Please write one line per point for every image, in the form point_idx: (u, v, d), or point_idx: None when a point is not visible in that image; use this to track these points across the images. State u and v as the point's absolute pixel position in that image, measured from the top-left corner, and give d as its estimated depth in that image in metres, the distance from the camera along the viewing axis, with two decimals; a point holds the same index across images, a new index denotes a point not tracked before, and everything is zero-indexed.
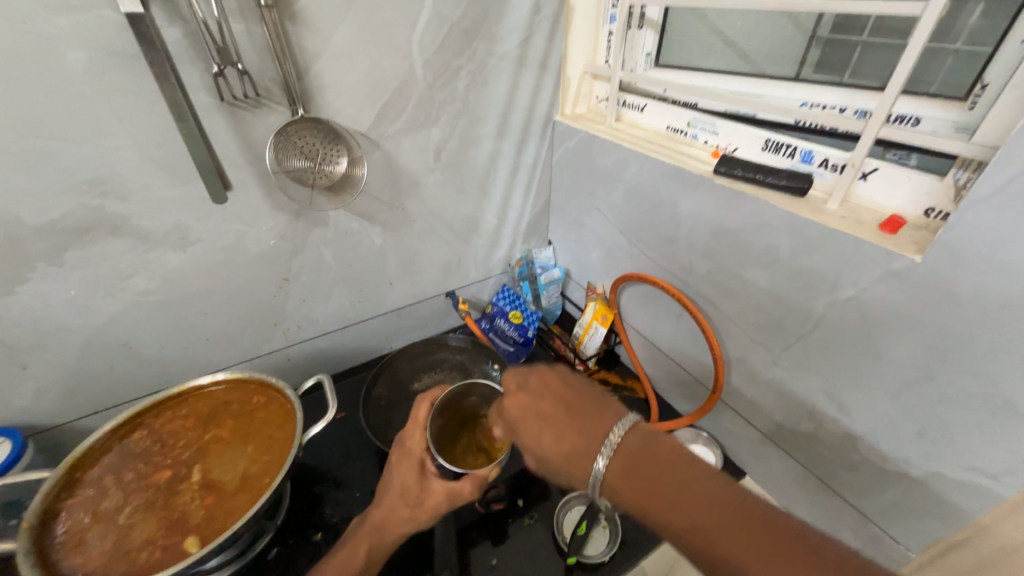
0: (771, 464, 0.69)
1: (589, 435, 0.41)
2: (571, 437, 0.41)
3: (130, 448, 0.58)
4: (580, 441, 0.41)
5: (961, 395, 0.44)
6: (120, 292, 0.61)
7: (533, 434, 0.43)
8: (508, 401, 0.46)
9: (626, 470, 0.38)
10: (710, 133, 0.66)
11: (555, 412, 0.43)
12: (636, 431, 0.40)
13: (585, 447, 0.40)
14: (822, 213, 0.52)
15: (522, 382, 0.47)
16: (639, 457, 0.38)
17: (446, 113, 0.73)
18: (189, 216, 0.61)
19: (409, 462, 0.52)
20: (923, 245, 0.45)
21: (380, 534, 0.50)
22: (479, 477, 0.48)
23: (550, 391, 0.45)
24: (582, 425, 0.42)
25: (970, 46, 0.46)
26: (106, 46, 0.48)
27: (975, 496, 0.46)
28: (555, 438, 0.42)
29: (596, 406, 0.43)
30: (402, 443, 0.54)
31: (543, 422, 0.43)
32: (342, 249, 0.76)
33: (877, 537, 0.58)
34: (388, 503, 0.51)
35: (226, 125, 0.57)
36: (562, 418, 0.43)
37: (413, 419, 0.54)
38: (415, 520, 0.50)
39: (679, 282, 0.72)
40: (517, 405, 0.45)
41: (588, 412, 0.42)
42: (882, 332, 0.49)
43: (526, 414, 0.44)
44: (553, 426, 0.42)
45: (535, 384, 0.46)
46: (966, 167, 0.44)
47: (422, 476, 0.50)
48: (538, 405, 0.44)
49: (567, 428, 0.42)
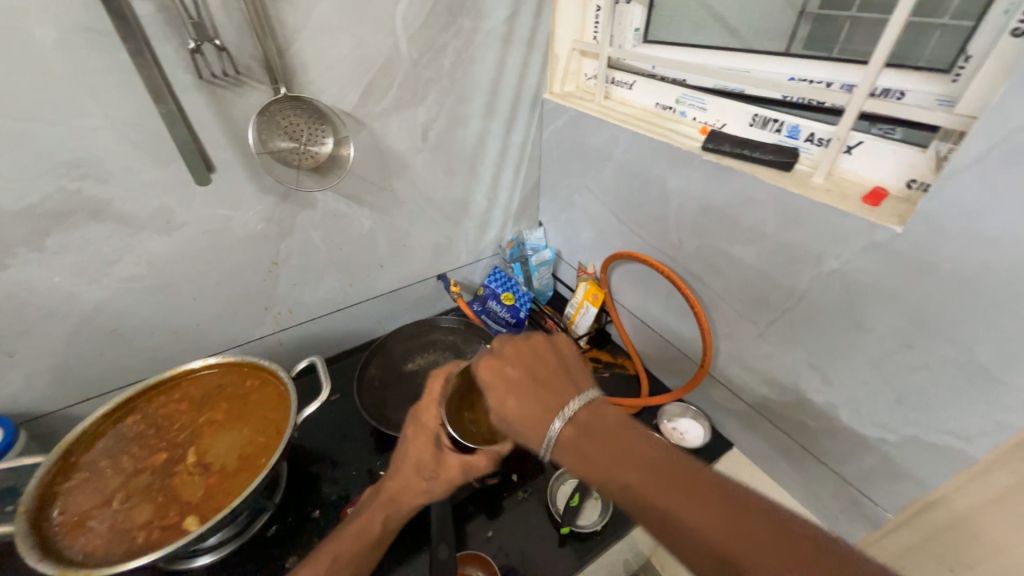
0: (756, 434, 0.72)
1: (549, 405, 0.41)
2: (534, 404, 0.41)
3: (124, 432, 0.58)
4: (542, 408, 0.41)
5: (937, 362, 0.46)
6: (105, 278, 0.61)
7: (497, 397, 0.43)
8: (479, 363, 0.46)
9: (579, 440, 0.38)
10: (699, 109, 0.66)
11: (522, 379, 0.43)
12: (592, 404, 0.41)
13: (545, 416, 0.40)
14: (807, 186, 0.53)
15: (496, 346, 0.47)
16: (591, 428, 0.39)
17: (433, 92, 0.72)
18: (173, 199, 0.60)
19: (423, 436, 0.50)
20: (905, 216, 0.46)
21: (395, 506, 0.50)
22: (494, 452, 0.47)
23: (521, 359, 0.45)
24: (546, 394, 0.42)
25: (956, 20, 0.46)
26: (75, 20, 0.46)
27: (948, 458, 0.48)
28: (518, 402, 0.42)
29: (562, 380, 0.43)
30: (418, 418, 0.52)
31: (510, 387, 0.43)
32: (330, 232, 0.75)
33: (857, 500, 0.60)
34: (403, 476, 0.50)
35: (207, 104, 0.56)
36: (528, 386, 0.43)
37: (427, 394, 0.52)
38: (430, 491, 0.49)
39: (668, 260, 0.73)
40: (487, 368, 0.45)
41: (551, 384, 0.43)
42: (864, 303, 0.50)
43: (495, 376, 0.44)
44: (519, 391, 0.42)
45: (508, 351, 0.46)
46: (947, 139, 0.45)
47: (437, 451, 0.49)
48: (508, 370, 0.44)
49: (532, 397, 0.42)
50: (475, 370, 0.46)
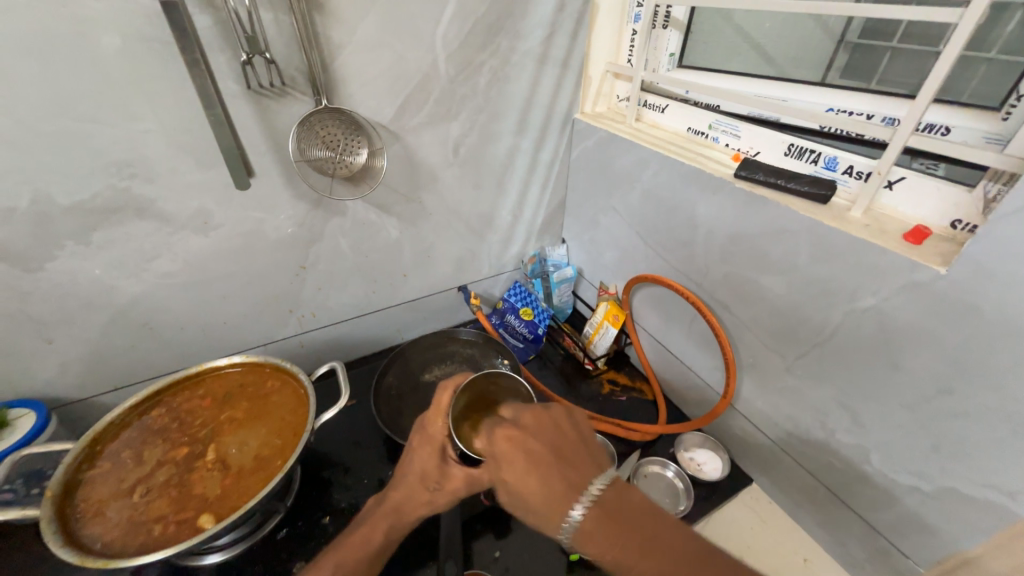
0: (779, 472, 0.69)
1: (572, 482, 0.37)
2: (556, 483, 0.37)
3: (149, 424, 0.60)
4: (564, 490, 0.37)
5: (980, 412, 0.44)
6: (144, 273, 0.63)
7: (515, 472, 0.38)
8: (493, 429, 0.41)
9: (604, 528, 0.35)
10: (732, 136, 0.66)
11: (542, 453, 0.39)
12: (617, 486, 0.37)
13: (567, 499, 0.36)
14: (844, 221, 0.51)
15: (512, 414, 0.42)
16: (619, 516, 0.36)
17: (466, 108, 0.73)
18: (213, 201, 0.62)
19: (430, 447, 0.50)
20: (949, 257, 0.44)
21: (396, 517, 0.49)
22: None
23: (541, 429, 0.41)
24: (568, 472, 0.38)
25: (1004, 55, 0.45)
26: (139, 30, 0.49)
27: (989, 515, 0.46)
28: (538, 482, 0.38)
29: (585, 457, 0.40)
30: (424, 428, 0.51)
31: (529, 463, 0.38)
32: (358, 239, 0.77)
33: (886, 550, 0.57)
34: (406, 486, 0.50)
35: (252, 113, 0.58)
36: (549, 462, 0.38)
37: (436, 405, 0.50)
38: (432, 503, 0.49)
39: (693, 285, 0.72)
40: (505, 437, 0.40)
41: (575, 461, 0.39)
42: (902, 345, 0.48)
43: (513, 448, 0.39)
44: (538, 468, 0.38)
45: (527, 419, 0.41)
46: (996, 179, 0.43)
47: (442, 463, 0.48)
48: (528, 442, 0.39)
49: (554, 475, 0.37)
50: (489, 438, 0.41)
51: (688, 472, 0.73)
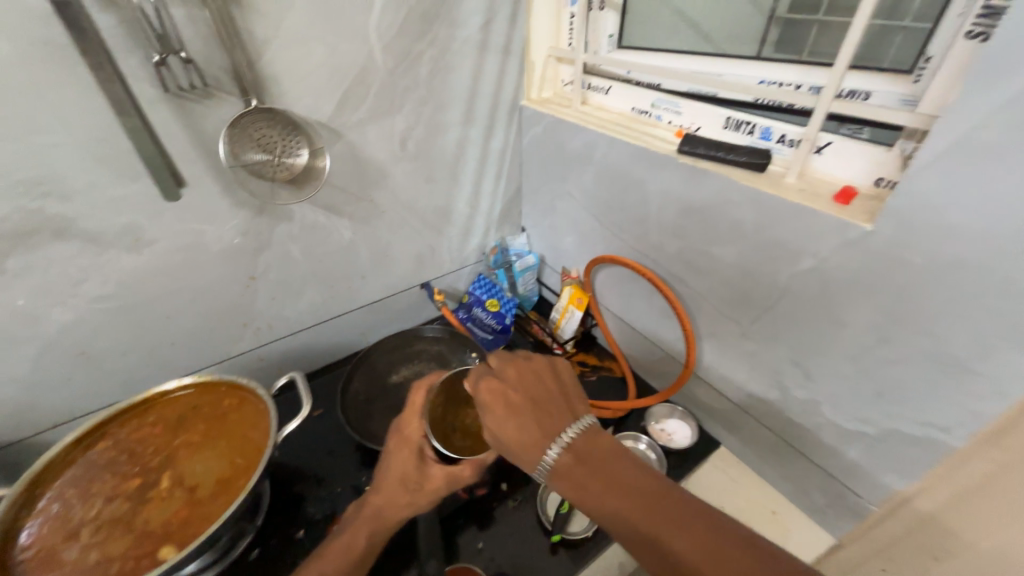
0: (743, 432, 0.72)
1: (547, 428, 0.41)
2: (533, 429, 0.41)
3: (95, 459, 0.56)
4: (539, 433, 0.40)
5: (911, 355, 0.47)
6: (73, 299, 0.58)
7: (496, 417, 0.42)
8: (479, 380, 0.45)
9: (574, 466, 0.38)
10: (674, 113, 0.67)
11: (519, 402, 0.42)
12: (589, 430, 0.40)
13: (540, 439, 0.40)
14: (781, 187, 0.53)
15: (496, 365, 0.46)
16: (586, 457, 0.39)
17: (410, 101, 0.72)
18: (142, 215, 0.58)
19: (407, 449, 0.50)
20: (875, 214, 0.47)
21: (378, 521, 0.49)
22: (478, 461, 0.48)
23: (523, 381, 0.44)
24: (544, 418, 0.41)
25: (917, 23, 0.47)
26: (31, 34, 0.45)
27: (927, 448, 0.49)
28: (514, 425, 0.41)
29: (560, 405, 0.42)
30: (400, 431, 0.52)
31: (508, 409, 0.42)
32: (310, 244, 0.74)
33: (842, 493, 0.61)
34: (386, 490, 0.49)
35: (175, 118, 0.55)
36: (527, 409, 0.42)
37: (410, 407, 0.52)
38: (414, 505, 0.49)
39: (649, 261, 0.74)
40: (488, 386, 0.44)
41: (551, 410, 0.42)
42: (841, 301, 0.51)
43: (494, 397, 0.43)
44: (516, 415, 0.42)
45: (510, 372, 0.44)
46: (912, 138, 0.46)
47: (421, 462, 0.49)
48: (507, 392, 0.43)
49: (530, 420, 0.41)
50: (475, 385, 0.45)
51: (660, 442, 0.75)
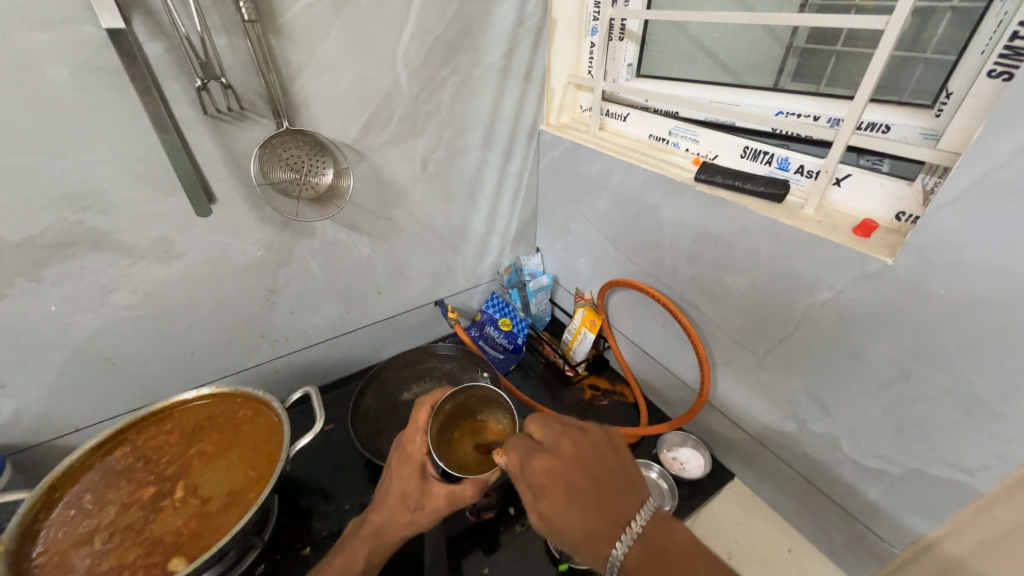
0: (758, 465, 0.70)
1: (616, 515, 0.39)
2: (599, 521, 0.39)
3: (112, 465, 0.57)
4: (605, 527, 0.38)
5: (935, 394, 0.46)
6: (102, 307, 0.61)
7: (554, 503, 0.40)
8: (530, 459, 0.41)
9: (646, 564, 0.37)
10: (691, 141, 0.68)
11: (584, 485, 0.40)
12: (657, 517, 0.39)
13: (609, 529, 0.38)
14: (799, 218, 0.53)
15: (548, 440, 0.43)
16: (657, 551, 0.38)
17: (432, 124, 0.74)
18: (173, 229, 0.61)
19: (409, 467, 0.49)
20: (895, 248, 0.47)
21: (378, 541, 0.49)
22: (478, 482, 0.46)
23: (581, 458, 0.41)
24: (609, 507, 0.39)
25: (939, 55, 0.47)
26: (85, 60, 0.48)
27: (953, 492, 0.47)
28: (579, 514, 0.39)
29: (625, 483, 0.41)
30: (403, 446, 0.51)
31: (570, 493, 0.39)
32: (329, 260, 0.76)
33: (863, 535, 0.59)
34: (388, 507, 0.50)
35: (210, 138, 0.57)
36: (591, 492, 0.40)
37: (412, 423, 0.50)
38: (415, 523, 0.49)
39: (664, 287, 0.73)
40: (543, 468, 0.40)
41: (615, 492, 0.40)
42: (860, 335, 0.50)
43: (551, 479, 0.40)
44: (578, 501, 0.39)
45: (567, 448, 0.42)
46: (932, 173, 0.46)
47: (422, 480, 0.48)
48: (566, 472, 0.40)
49: (595, 507, 0.39)
50: (524, 463, 0.41)
51: (671, 471, 0.73)
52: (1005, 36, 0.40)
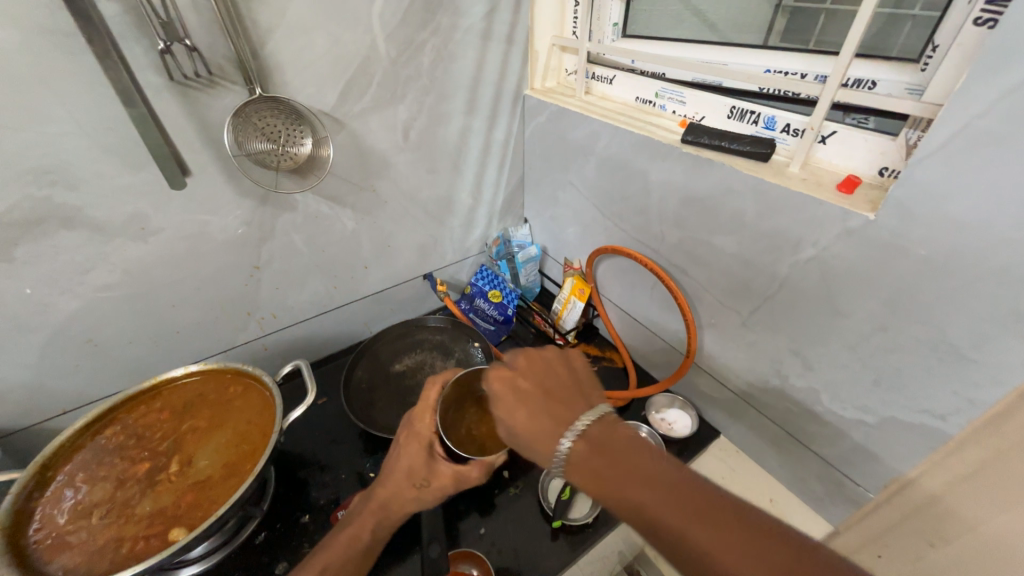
0: (743, 422, 0.73)
1: (561, 417, 0.40)
2: (546, 416, 0.41)
3: (103, 444, 0.56)
4: (550, 421, 0.40)
5: (911, 344, 0.47)
6: (80, 287, 0.59)
7: (508, 407, 0.43)
8: (490, 373, 0.45)
9: (590, 457, 0.37)
10: (678, 103, 0.67)
11: (534, 392, 0.43)
12: (603, 420, 0.39)
13: (554, 427, 0.40)
14: (784, 176, 0.53)
15: (508, 359, 0.47)
16: (602, 446, 0.38)
17: (412, 90, 0.71)
18: (147, 204, 0.59)
19: (416, 444, 0.50)
20: (878, 203, 0.47)
21: (384, 513, 0.50)
22: (487, 463, 0.47)
23: (532, 370, 0.45)
24: (557, 407, 0.41)
25: (926, 11, 0.46)
26: (36, 22, 0.45)
27: (926, 437, 0.50)
28: (527, 416, 0.41)
29: (575, 394, 0.43)
30: (412, 425, 0.52)
31: (521, 397, 0.43)
32: (313, 234, 0.74)
33: (840, 482, 0.62)
34: (393, 483, 0.50)
35: (180, 106, 0.55)
36: (539, 399, 0.42)
37: (422, 403, 0.52)
38: (420, 499, 0.49)
39: (651, 252, 0.74)
40: (500, 378, 0.45)
41: (563, 398, 0.42)
42: (841, 291, 0.51)
43: (505, 386, 0.44)
44: (527, 404, 0.42)
45: (521, 362, 0.46)
46: (916, 126, 0.46)
47: (429, 458, 0.49)
48: (519, 380, 0.44)
49: (542, 410, 0.41)
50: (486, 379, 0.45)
51: (659, 431, 0.76)
52: None
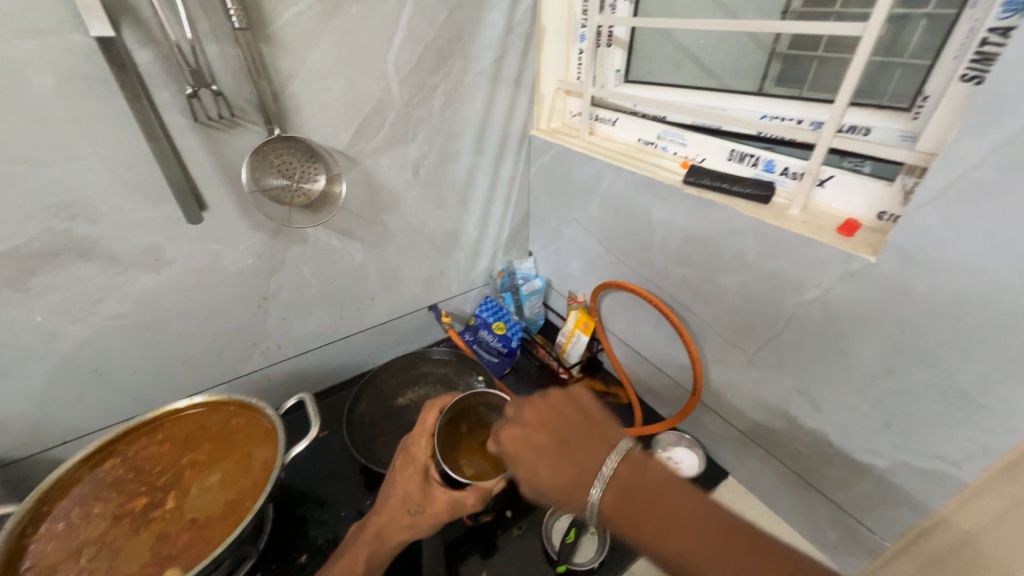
0: (752, 463, 0.71)
1: (585, 464, 0.41)
2: (569, 467, 0.41)
3: (102, 477, 0.56)
4: (573, 475, 0.41)
5: (919, 387, 0.47)
6: (91, 317, 0.60)
7: (526, 464, 0.43)
8: (501, 432, 0.46)
9: (625, 505, 0.39)
10: (679, 145, 0.69)
11: (549, 443, 0.43)
12: (630, 459, 0.40)
13: (582, 478, 0.40)
14: (785, 218, 0.55)
15: (516, 413, 0.47)
16: (635, 492, 0.39)
17: (423, 130, 0.74)
18: (163, 237, 0.60)
19: (412, 469, 0.50)
20: (878, 246, 0.48)
21: (379, 543, 0.49)
22: (484, 491, 0.47)
23: (543, 421, 0.45)
24: (579, 452, 0.42)
25: (915, 59, 0.49)
26: (73, 68, 0.48)
27: (940, 483, 0.48)
28: (550, 468, 0.42)
29: (593, 432, 0.43)
30: (408, 449, 0.52)
31: (539, 452, 0.43)
32: (322, 266, 0.76)
33: (854, 528, 0.60)
34: (388, 511, 0.49)
35: (201, 145, 0.57)
36: (558, 448, 0.43)
37: (420, 425, 0.52)
38: (415, 528, 0.49)
39: (655, 288, 0.74)
40: (513, 436, 0.45)
41: (580, 442, 0.43)
42: (846, 331, 0.51)
43: (518, 445, 0.44)
44: (548, 456, 0.43)
45: (529, 416, 0.46)
46: (912, 173, 0.48)
47: (425, 484, 0.49)
48: (531, 435, 0.44)
49: (564, 460, 0.42)
50: (499, 438, 0.46)
51: None
52: (976, 43, 0.41)
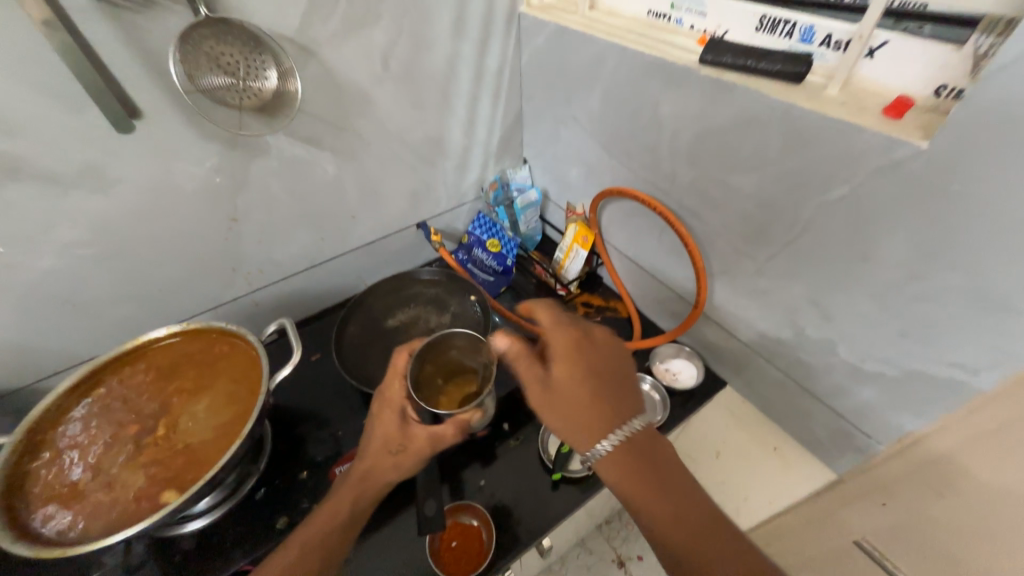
0: (751, 373, 0.70)
1: (613, 414, 0.42)
2: (596, 401, 0.42)
3: (90, 407, 0.55)
4: (602, 415, 0.42)
5: (949, 293, 0.42)
6: (43, 245, 0.55)
7: (562, 371, 0.44)
8: (555, 333, 0.47)
9: (635, 467, 0.41)
10: (696, 15, 0.57)
11: (593, 369, 0.44)
12: (652, 431, 0.42)
13: (601, 418, 0.42)
14: (820, 100, 0.46)
15: (580, 323, 0.48)
16: (647, 459, 0.41)
17: (388, 9, 0.62)
18: (99, 152, 0.53)
19: (389, 411, 0.51)
20: (931, 129, 0.40)
21: (364, 486, 0.48)
22: (461, 421, 0.50)
23: (600, 349, 0.46)
24: (611, 400, 0.43)
25: None
26: None
27: (951, 391, 0.46)
28: (578, 393, 0.43)
29: (631, 391, 0.44)
30: (381, 393, 0.52)
31: (578, 370, 0.44)
32: (291, 181, 0.68)
33: (850, 433, 0.60)
34: (372, 453, 0.49)
35: (115, 33, 0.47)
36: (596, 383, 0.43)
37: (392, 368, 0.53)
38: (399, 468, 0.49)
39: (661, 194, 0.67)
40: (564, 343, 0.46)
41: (618, 392, 0.43)
42: (874, 233, 0.45)
43: (569, 350, 0.45)
44: (582, 381, 0.43)
45: (591, 332, 0.47)
46: (990, 31, 0.37)
47: (403, 424, 0.49)
48: (582, 353, 0.45)
49: (596, 393, 0.43)
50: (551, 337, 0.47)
51: (663, 383, 0.74)
52: None
